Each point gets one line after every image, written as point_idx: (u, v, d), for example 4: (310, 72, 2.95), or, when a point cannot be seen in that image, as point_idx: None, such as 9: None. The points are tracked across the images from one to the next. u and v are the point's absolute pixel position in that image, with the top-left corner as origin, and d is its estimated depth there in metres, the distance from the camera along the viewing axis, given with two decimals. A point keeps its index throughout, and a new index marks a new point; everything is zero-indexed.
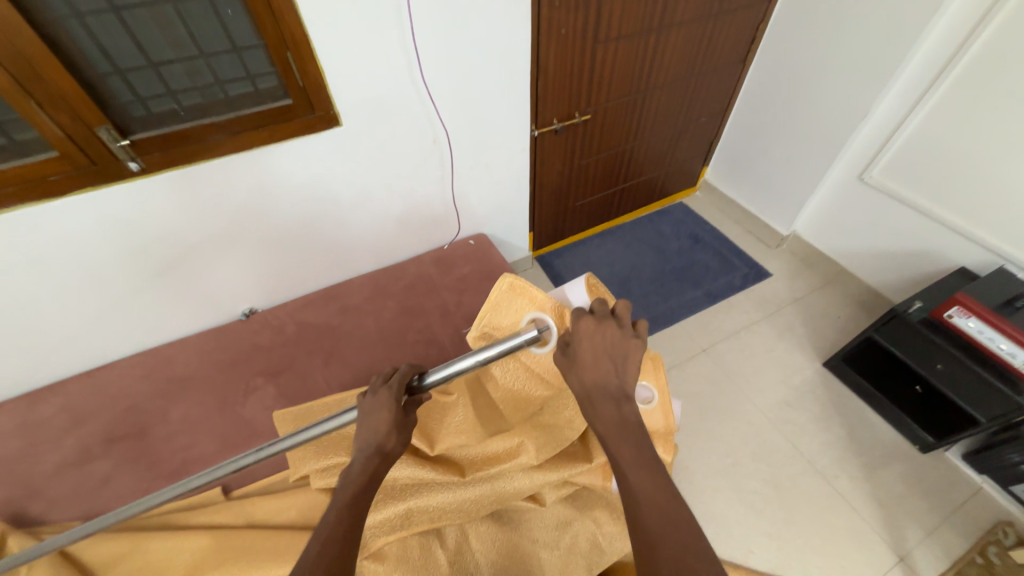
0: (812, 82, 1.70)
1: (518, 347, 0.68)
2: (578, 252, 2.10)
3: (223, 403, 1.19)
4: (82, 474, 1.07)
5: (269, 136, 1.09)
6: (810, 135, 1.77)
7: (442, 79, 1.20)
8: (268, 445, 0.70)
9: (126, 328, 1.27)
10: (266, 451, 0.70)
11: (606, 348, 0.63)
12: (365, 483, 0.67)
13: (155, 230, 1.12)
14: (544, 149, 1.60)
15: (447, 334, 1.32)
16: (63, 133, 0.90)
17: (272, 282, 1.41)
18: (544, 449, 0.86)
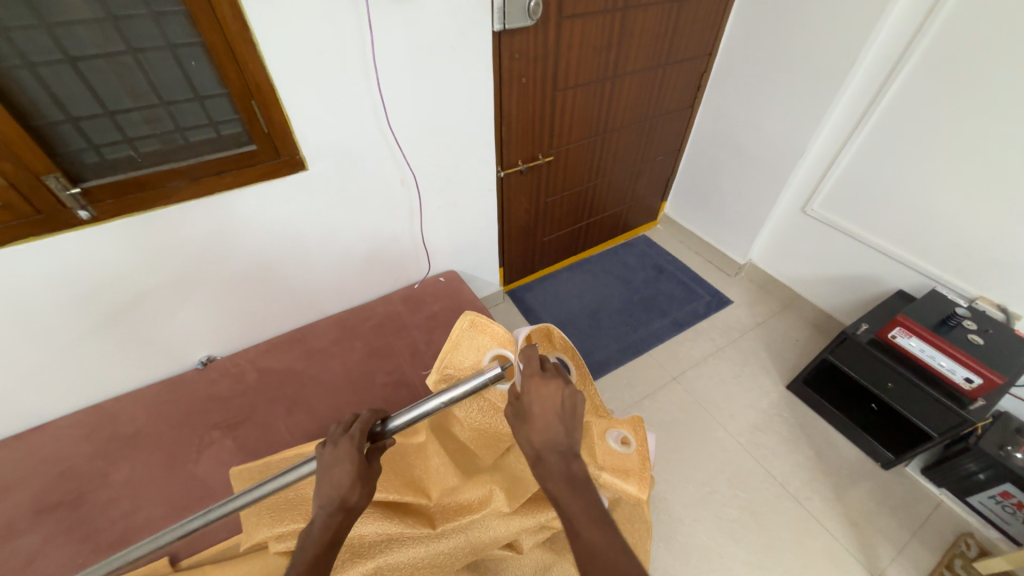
0: (752, 125, 1.86)
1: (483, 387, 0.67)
2: (548, 286, 2.13)
3: (174, 461, 1.11)
4: (3, 554, 0.95)
5: (231, 180, 1.08)
6: (755, 171, 1.92)
7: (408, 124, 1.25)
8: (218, 505, 0.65)
9: (66, 384, 1.17)
10: (216, 512, 0.65)
11: (559, 398, 0.64)
12: (328, 542, 0.63)
13: (104, 278, 1.07)
14: (510, 187, 1.65)
15: (418, 374, 1.30)
16: (5, 181, 0.86)
17: (232, 328, 1.36)
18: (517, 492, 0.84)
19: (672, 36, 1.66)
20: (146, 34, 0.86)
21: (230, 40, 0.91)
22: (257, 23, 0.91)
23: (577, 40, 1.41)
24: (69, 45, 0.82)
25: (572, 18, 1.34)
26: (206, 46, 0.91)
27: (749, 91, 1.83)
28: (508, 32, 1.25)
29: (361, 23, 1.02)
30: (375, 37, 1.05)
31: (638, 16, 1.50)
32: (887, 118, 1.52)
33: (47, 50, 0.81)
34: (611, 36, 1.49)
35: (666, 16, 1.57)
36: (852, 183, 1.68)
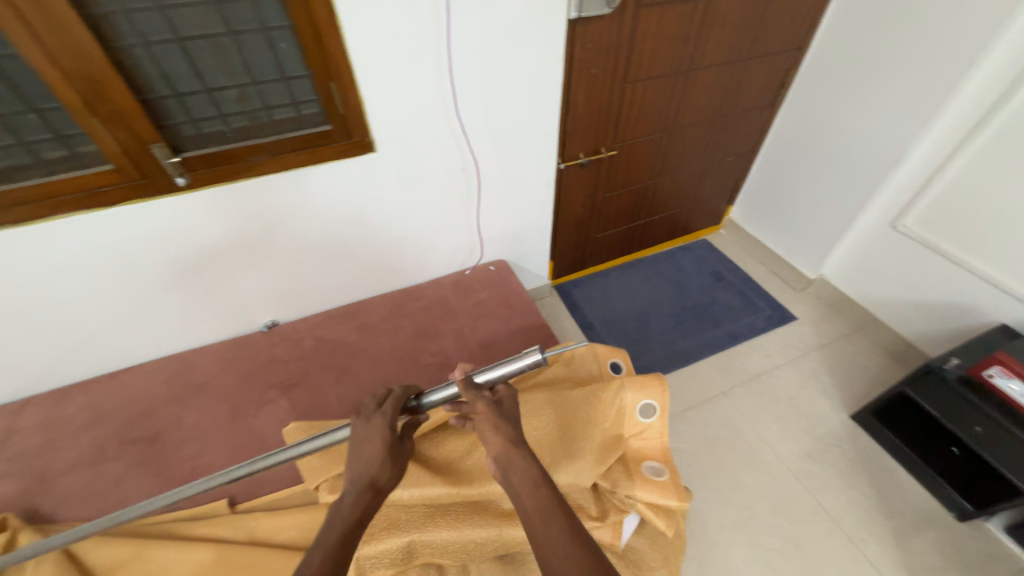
0: (844, 129, 1.69)
1: (532, 368, 0.71)
2: (597, 284, 2.08)
3: (236, 413, 1.21)
4: (94, 474, 1.09)
5: (306, 158, 1.14)
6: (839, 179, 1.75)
7: (474, 111, 1.25)
8: (262, 457, 0.76)
9: (152, 333, 1.31)
10: (260, 463, 0.76)
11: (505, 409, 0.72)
12: (354, 522, 0.63)
13: (191, 240, 1.18)
14: (568, 180, 1.62)
15: (460, 358, 1.32)
16: (119, 148, 0.96)
17: (293, 297, 1.44)
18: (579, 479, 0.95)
19: (759, 28, 1.54)
20: (244, 17, 0.93)
21: (316, 24, 0.95)
22: (342, 8, 0.95)
23: (654, 30, 1.35)
24: (178, 26, 0.90)
25: (651, 7, 1.28)
26: (295, 29, 0.96)
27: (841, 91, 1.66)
28: (583, 20, 1.22)
29: (439, 9, 1.03)
30: (452, 23, 1.06)
31: (724, 6, 1.40)
32: (1011, 127, 1.32)
33: (160, 31, 0.90)
34: (692, 27, 1.40)
35: (755, 6, 1.46)
36: (956, 198, 1.50)
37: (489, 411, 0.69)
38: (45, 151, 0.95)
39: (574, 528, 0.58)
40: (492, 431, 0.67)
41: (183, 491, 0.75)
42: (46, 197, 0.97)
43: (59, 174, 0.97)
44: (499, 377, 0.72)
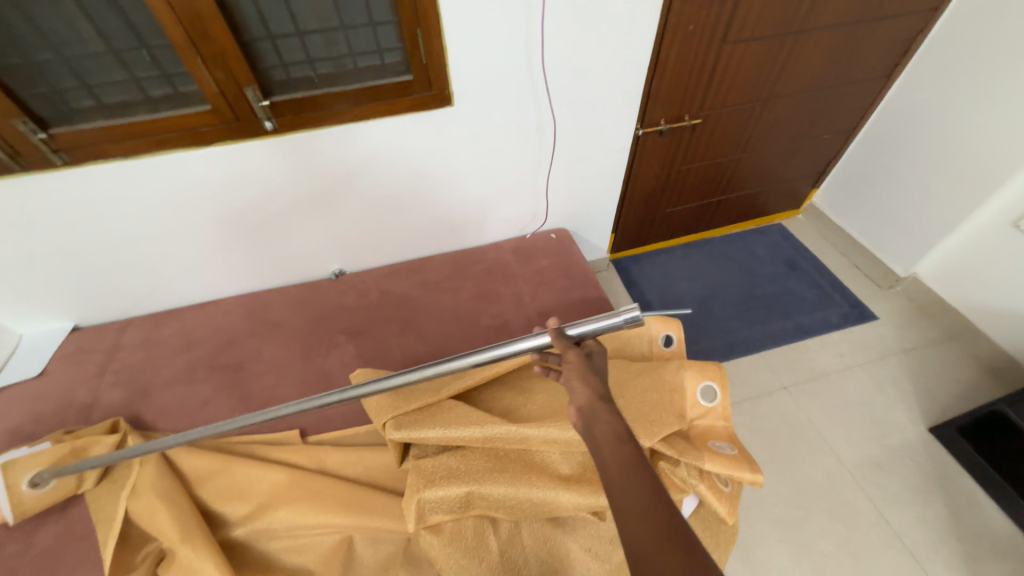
0: (990, 104, 1.45)
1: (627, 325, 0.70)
2: (658, 262, 2.00)
3: (307, 353, 1.28)
4: (187, 393, 1.20)
5: (385, 109, 1.13)
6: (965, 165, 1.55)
7: (558, 68, 1.19)
8: (307, 400, 0.82)
9: (234, 271, 1.39)
10: (305, 405, 0.82)
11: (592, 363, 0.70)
12: None
13: (273, 184, 1.22)
14: (645, 148, 1.53)
15: (519, 324, 1.32)
16: (218, 89, 0.99)
17: (360, 249, 1.48)
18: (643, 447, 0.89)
19: None
20: None
21: None
22: None
23: None
24: None
25: None
26: None
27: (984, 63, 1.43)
28: None
29: None
30: None
31: None
32: None
33: None
34: None
35: None
36: None
37: (578, 362, 0.69)
38: (153, 88, 1.00)
39: (658, 496, 0.54)
40: (580, 382, 0.67)
41: (279, 410, 0.83)
42: (153, 134, 1.03)
43: (163, 112, 1.02)
44: (590, 330, 0.72)
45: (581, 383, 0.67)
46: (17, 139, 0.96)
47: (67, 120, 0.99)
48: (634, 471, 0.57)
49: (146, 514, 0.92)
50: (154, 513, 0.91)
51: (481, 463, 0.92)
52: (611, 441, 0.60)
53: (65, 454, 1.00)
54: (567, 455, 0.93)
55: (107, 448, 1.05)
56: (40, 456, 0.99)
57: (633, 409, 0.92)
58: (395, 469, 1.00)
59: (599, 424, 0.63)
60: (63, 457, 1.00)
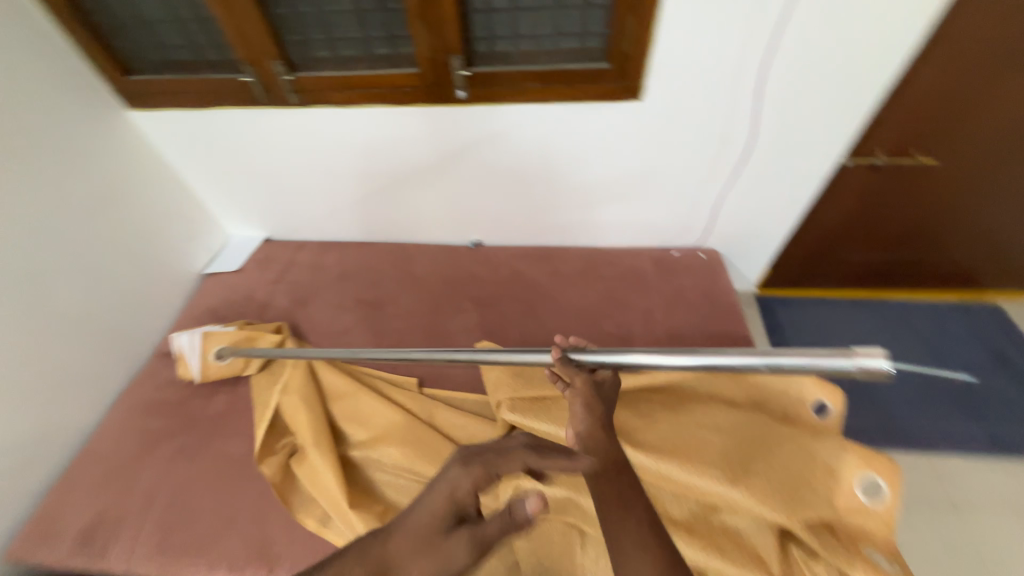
0: None
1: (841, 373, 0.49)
2: (813, 312, 1.71)
3: (436, 311, 1.36)
4: (335, 317, 1.37)
5: (571, 93, 1.12)
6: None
7: (771, 72, 1.05)
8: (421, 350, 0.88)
9: (391, 221, 1.53)
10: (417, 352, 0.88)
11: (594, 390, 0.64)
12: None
13: (445, 149, 1.28)
14: (845, 178, 1.30)
15: (644, 340, 1.24)
16: (430, 54, 1.07)
17: (502, 226, 1.51)
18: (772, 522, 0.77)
19: None
20: None
21: None
22: None
23: None
24: None
25: None
26: None
27: None
28: None
29: None
30: None
31: None
32: None
33: None
34: None
35: None
36: None
37: (584, 391, 0.63)
38: (377, 46, 1.11)
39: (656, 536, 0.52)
40: (583, 413, 0.62)
41: (419, 354, 0.89)
42: (367, 87, 1.15)
43: (379, 70, 1.13)
44: (776, 365, 0.53)
45: (580, 412, 0.62)
46: (270, 76, 1.15)
47: (307, 66, 1.15)
48: (636, 514, 0.53)
49: (290, 411, 1.07)
50: (296, 413, 1.06)
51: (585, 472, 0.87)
52: (606, 475, 0.56)
53: (241, 339, 1.21)
54: (679, 498, 0.84)
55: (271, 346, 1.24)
56: (226, 336, 1.21)
57: (769, 475, 0.80)
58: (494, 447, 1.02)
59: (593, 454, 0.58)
60: (240, 341, 1.21)
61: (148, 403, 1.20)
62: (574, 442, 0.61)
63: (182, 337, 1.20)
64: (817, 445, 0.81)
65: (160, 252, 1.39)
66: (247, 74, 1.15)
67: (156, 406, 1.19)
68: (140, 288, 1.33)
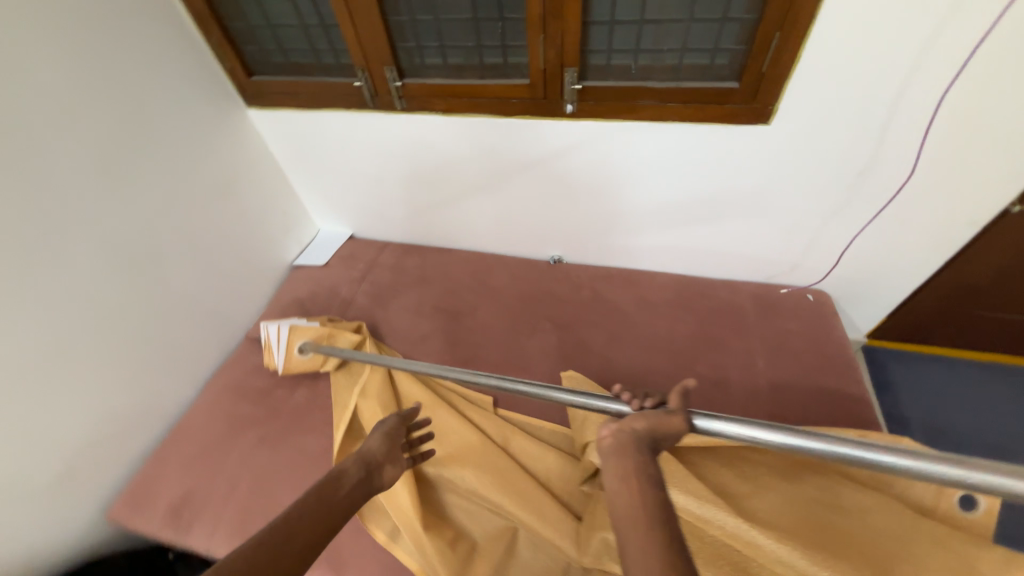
0: None
1: None
2: (936, 373, 1.48)
3: (514, 327, 1.32)
4: (413, 322, 1.37)
5: (689, 113, 1.03)
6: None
7: (938, 101, 0.91)
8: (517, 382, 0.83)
9: (474, 230, 1.51)
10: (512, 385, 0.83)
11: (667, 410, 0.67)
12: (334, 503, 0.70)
13: (542, 162, 1.24)
14: (1008, 229, 1.09)
15: (741, 387, 1.12)
16: (543, 65, 1.03)
17: (587, 245, 1.44)
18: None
19: None
20: None
21: None
22: None
23: None
24: None
25: None
26: None
27: None
28: None
29: None
30: None
31: None
32: None
33: None
34: None
35: None
36: None
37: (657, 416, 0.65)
38: (488, 56, 1.09)
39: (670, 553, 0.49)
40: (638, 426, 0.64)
41: (508, 383, 0.84)
42: (472, 97, 1.14)
43: (488, 79, 1.11)
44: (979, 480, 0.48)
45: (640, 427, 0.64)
46: (381, 81, 1.16)
47: (416, 73, 1.15)
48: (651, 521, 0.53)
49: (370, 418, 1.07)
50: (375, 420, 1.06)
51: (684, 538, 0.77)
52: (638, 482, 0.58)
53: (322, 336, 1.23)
54: None
55: (350, 345, 1.25)
56: (309, 331, 1.23)
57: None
58: (575, 486, 0.95)
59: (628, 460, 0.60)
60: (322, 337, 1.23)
61: (238, 386, 1.26)
62: (606, 438, 0.65)
63: (270, 329, 1.24)
64: (981, 556, 0.67)
65: (258, 241, 1.46)
66: (359, 79, 1.17)
67: (245, 391, 1.24)
68: (239, 274, 1.40)
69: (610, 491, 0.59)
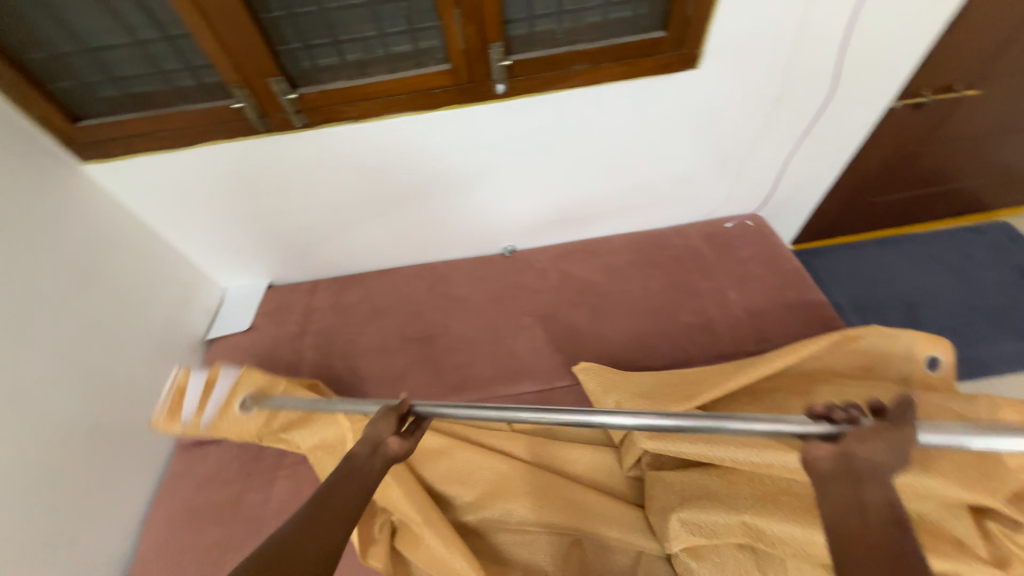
0: None
1: None
2: (845, 260, 1.72)
3: (496, 333, 1.23)
4: (384, 362, 1.21)
5: (623, 71, 0.99)
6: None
7: (836, 18, 0.97)
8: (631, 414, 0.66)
9: (418, 242, 1.36)
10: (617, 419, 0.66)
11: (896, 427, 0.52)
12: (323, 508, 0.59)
13: (480, 153, 1.13)
14: (887, 125, 1.27)
15: (726, 324, 1.18)
16: (463, 46, 0.91)
17: (540, 227, 1.37)
18: (968, 504, 0.72)
19: None
20: None
21: None
22: None
23: None
24: None
25: None
26: None
27: None
28: None
29: None
30: None
31: None
32: None
33: None
34: None
35: None
36: None
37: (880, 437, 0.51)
38: (395, 44, 0.94)
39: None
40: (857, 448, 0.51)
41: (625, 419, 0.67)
42: (386, 95, 0.98)
43: (401, 72, 0.96)
44: None
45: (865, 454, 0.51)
46: (267, 97, 0.95)
47: (310, 78, 0.96)
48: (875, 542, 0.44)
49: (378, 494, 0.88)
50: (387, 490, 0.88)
51: (743, 486, 0.81)
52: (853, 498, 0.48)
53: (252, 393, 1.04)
54: None
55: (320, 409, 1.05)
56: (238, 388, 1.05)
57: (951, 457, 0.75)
58: (619, 475, 0.94)
59: (844, 480, 0.50)
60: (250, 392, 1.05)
61: (192, 510, 1.01)
62: (823, 459, 0.53)
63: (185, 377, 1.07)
64: None
65: (156, 327, 1.15)
66: (238, 98, 0.94)
67: (205, 512, 1.00)
68: (142, 374, 1.10)
69: (827, 513, 0.49)
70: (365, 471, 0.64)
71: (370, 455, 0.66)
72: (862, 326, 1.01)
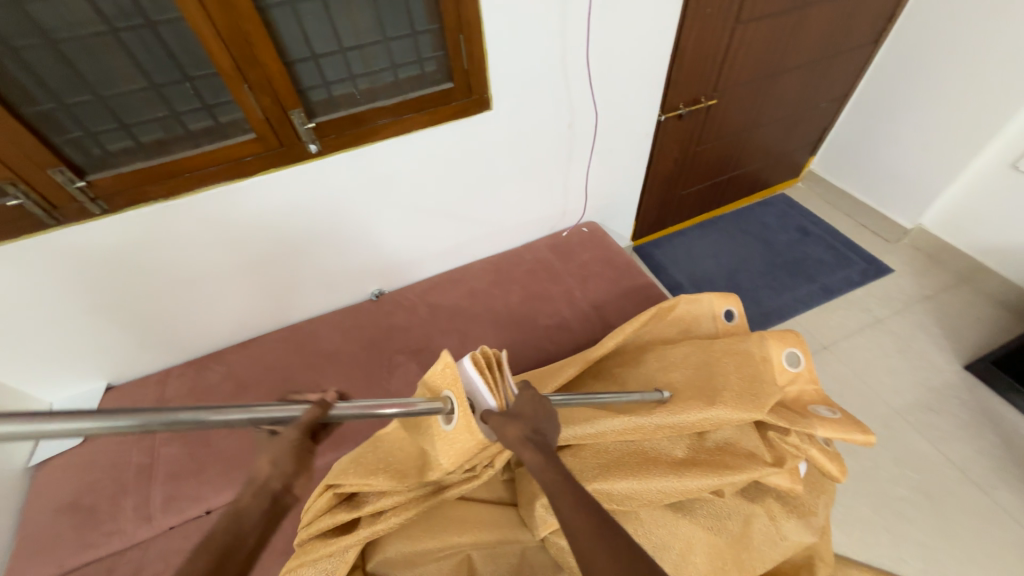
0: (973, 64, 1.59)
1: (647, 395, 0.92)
2: (679, 244, 2.03)
3: (370, 379, 1.23)
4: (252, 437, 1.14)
5: (428, 119, 1.12)
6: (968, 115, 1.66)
7: (590, 61, 1.21)
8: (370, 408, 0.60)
9: (276, 304, 1.34)
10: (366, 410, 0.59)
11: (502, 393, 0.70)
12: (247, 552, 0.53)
13: (316, 206, 1.17)
14: (666, 133, 1.56)
15: (576, 319, 1.32)
16: (264, 115, 0.97)
17: (400, 265, 1.44)
18: (750, 421, 0.89)
19: None
20: None
21: None
22: None
23: None
24: None
25: None
26: None
27: (964, 34, 1.59)
28: None
29: None
30: None
31: None
32: None
33: None
34: None
35: None
36: None
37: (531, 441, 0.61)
38: (192, 122, 0.96)
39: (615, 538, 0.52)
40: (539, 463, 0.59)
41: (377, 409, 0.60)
42: (196, 170, 0.98)
43: (205, 146, 0.98)
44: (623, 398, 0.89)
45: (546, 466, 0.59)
46: (52, 190, 0.90)
47: (102, 165, 0.93)
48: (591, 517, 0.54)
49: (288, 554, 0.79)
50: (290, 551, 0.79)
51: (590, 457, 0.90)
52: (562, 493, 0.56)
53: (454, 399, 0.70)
54: (676, 440, 0.91)
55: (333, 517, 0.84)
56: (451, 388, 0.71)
57: (732, 387, 0.91)
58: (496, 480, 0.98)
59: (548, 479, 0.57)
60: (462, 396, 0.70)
61: None
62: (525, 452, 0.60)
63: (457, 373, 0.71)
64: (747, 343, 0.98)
65: None
66: (13, 196, 0.88)
67: None
68: None
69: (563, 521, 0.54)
70: (259, 535, 0.54)
71: (266, 511, 0.55)
72: (675, 296, 1.12)
